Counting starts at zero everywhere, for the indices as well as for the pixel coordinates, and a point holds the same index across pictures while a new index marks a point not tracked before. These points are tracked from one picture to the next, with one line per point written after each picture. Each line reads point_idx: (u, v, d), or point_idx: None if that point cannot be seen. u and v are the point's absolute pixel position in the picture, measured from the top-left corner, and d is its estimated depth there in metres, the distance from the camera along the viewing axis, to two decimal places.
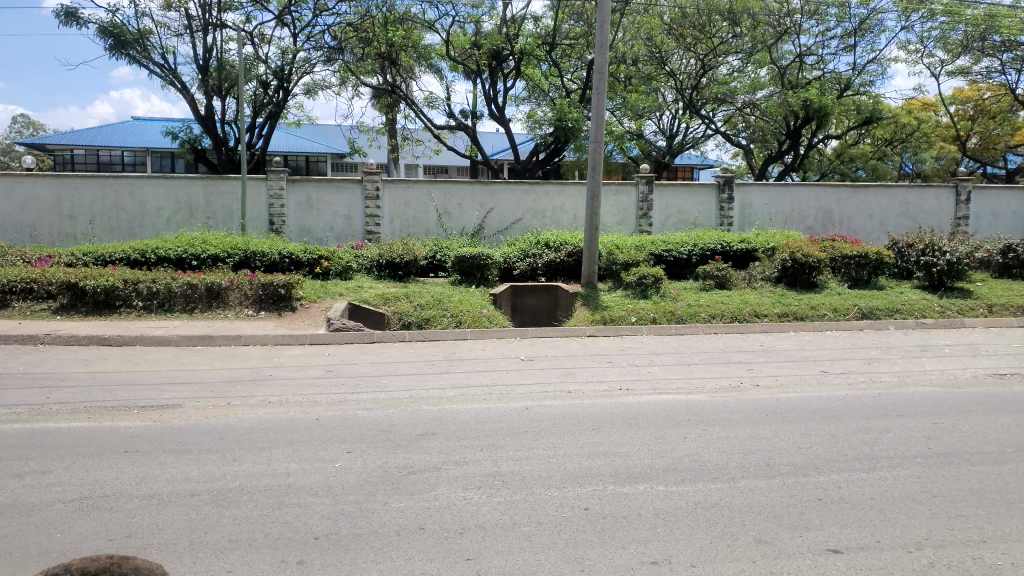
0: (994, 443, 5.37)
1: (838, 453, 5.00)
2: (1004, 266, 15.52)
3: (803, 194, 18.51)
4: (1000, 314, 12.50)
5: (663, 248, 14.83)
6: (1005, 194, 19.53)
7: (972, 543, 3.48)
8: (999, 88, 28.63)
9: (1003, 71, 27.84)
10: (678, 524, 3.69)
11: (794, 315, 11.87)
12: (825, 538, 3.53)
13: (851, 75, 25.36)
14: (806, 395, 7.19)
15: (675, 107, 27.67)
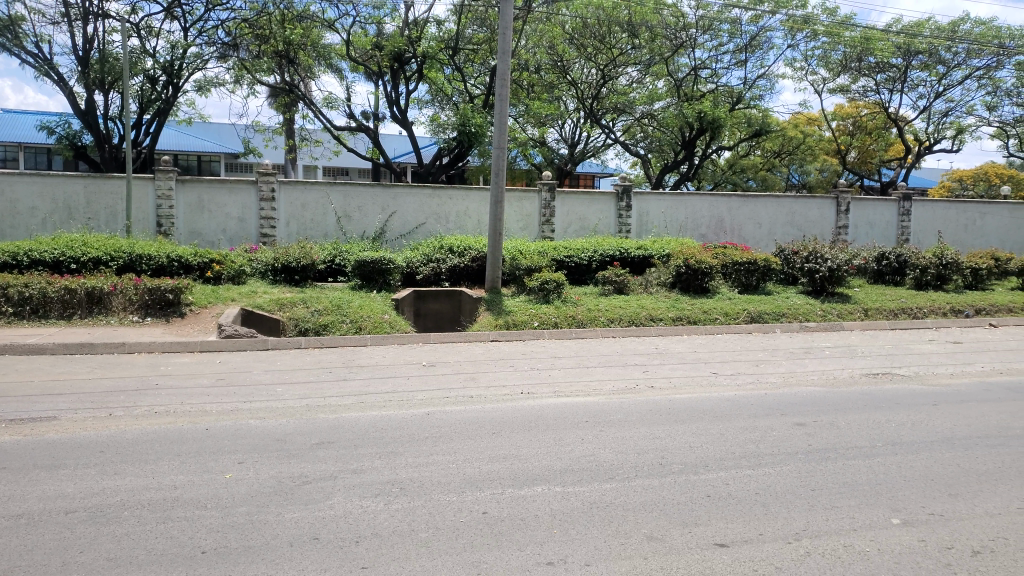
0: (868, 438, 5.76)
1: (727, 450, 5.23)
2: (878, 272, 16.64)
3: (697, 202, 19.27)
4: (874, 317, 13.39)
5: (564, 254, 15.06)
6: (881, 205, 20.90)
7: (844, 532, 3.72)
8: (875, 107, 30.76)
9: (878, 90, 29.92)
10: (573, 525, 3.76)
11: (687, 319, 12.32)
12: (712, 533, 3.68)
13: (742, 90, 26.66)
14: (698, 396, 7.48)
15: (576, 116, 28.11)
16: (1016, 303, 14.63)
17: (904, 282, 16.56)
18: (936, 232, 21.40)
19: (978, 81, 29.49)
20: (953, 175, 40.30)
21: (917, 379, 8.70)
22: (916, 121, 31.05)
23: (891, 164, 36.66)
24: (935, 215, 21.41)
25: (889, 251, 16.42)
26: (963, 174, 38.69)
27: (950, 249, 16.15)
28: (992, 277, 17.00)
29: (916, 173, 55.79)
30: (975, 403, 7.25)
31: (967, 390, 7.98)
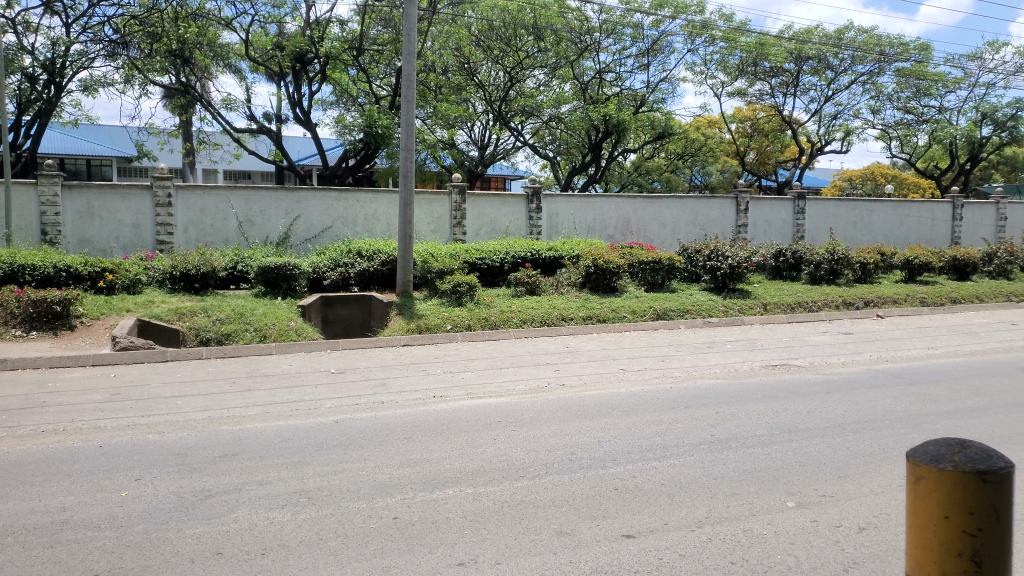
0: (766, 427, 6.02)
1: (634, 444, 5.37)
2: (776, 268, 17.38)
3: (604, 204, 19.67)
4: (772, 311, 14.02)
5: (476, 256, 15.09)
6: (777, 204, 21.87)
7: (743, 517, 3.88)
8: (771, 110, 32.31)
9: (772, 94, 31.38)
10: (484, 525, 3.79)
11: (597, 318, 12.56)
12: (620, 525, 3.78)
13: (645, 93, 27.48)
14: (608, 392, 7.66)
15: (485, 118, 28.11)
16: (900, 295, 15.62)
17: (801, 276, 17.36)
18: (828, 229, 22.53)
19: (863, 86, 31.35)
20: (843, 175, 42.61)
21: (811, 369, 9.17)
22: (808, 123, 32.75)
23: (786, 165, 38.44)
24: (826, 213, 22.54)
25: (786, 248, 17.16)
26: (851, 173, 40.92)
27: (841, 245, 17.05)
28: (878, 271, 18.04)
29: (810, 174, 58.59)
30: (864, 390, 7.72)
31: (855, 378, 8.47)
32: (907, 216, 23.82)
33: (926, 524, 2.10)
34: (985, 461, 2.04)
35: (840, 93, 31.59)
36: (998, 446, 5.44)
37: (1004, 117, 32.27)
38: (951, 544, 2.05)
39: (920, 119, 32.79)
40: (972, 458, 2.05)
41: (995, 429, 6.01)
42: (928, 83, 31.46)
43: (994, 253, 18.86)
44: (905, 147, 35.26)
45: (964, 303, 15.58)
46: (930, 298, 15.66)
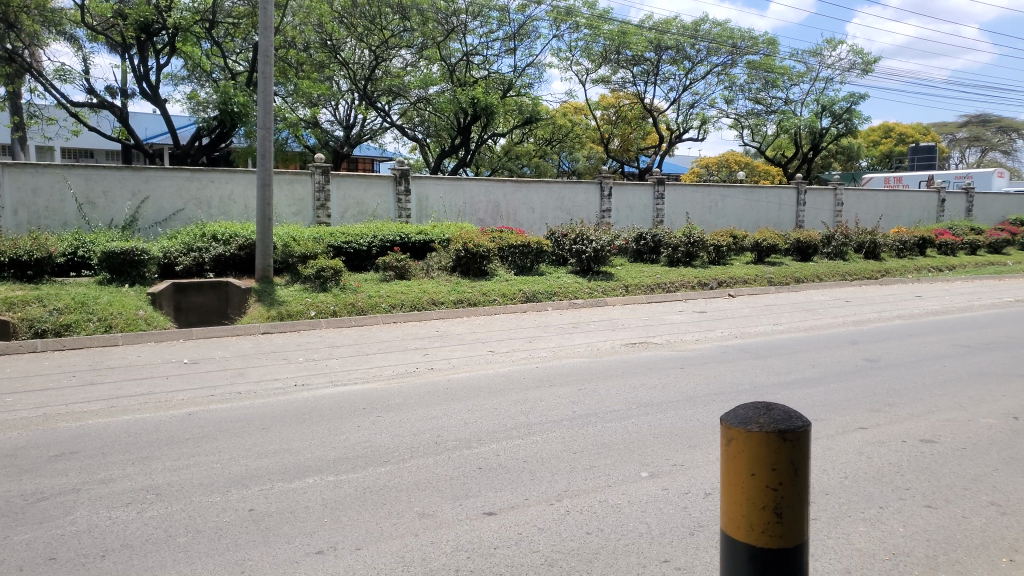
0: (624, 402, 6.31)
1: (499, 423, 5.48)
2: (638, 252, 18.27)
3: (473, 187, 19.71)
4: (634, 293, 14.61)
5: (341, 240, 14.75)
6: (639, 189, 22.69)
7: (600, 489, 4.06)
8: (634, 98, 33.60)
9: (634, 82, 32.54)
10: (346, 511, 3.74)
11: (468, 301, 12.60)
12: (482, 503, 3.85)
13: (512, 77, 27.73)
14: (475, 374, 7.75)
15: (350, 96, 27.36)
16: (750, 275, 16.71)
17: (660, 259, 18.20)
18: (685, 214, 23.64)
19: (718, 77, 33.14)
20: (700, 163, 44.79)
21: (668, 345, 9.66)
22: (668, 111, 34.30)
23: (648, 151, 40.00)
24: (684, 199, 23.64)
25: (646, 233, 18.06)
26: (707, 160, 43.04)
27: (697, 229, 17.97)
28: (731, 253, 19.16)
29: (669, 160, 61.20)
30: (714, 364, 8.23)
31: (707, 353, 9.01)
32: (757, 201, 25.40)
33: (737, 482, 2.10)
34: (786, 420, 2.05)
35: (697, 83, 33.25)
36: (828, 412, 5.97)
37: (840, 110, 35.15)
38: (757, 499, 2.06)
39: (768, 109, 35.22)
40: (775, 419, 2.06)
41: (827, 396, 6.60)
42: (775, 76, 33.65)
43: (832, 236, 20.48)
44: (755, 136, 37.62)
45: (805, 283, 16.88)
46: (776, 278, 16.84)
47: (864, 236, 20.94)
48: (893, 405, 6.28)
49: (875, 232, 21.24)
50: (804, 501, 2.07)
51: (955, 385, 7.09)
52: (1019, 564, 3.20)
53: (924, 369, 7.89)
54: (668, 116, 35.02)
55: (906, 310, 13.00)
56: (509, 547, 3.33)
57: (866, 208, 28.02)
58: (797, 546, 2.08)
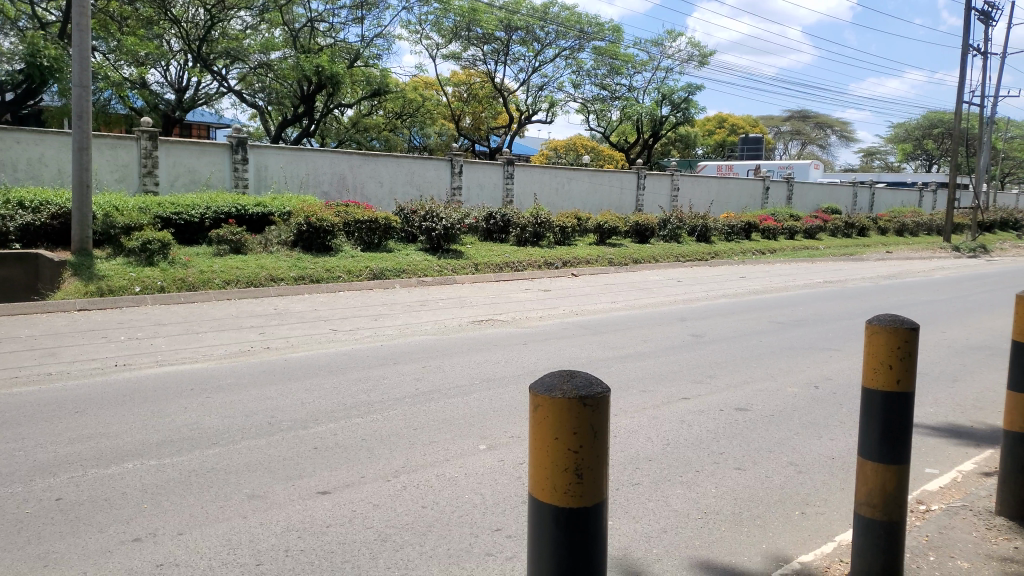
0: (467, 377, 6.42)
1: (338, 402, 5.39)
2: (487, 231, 18.24)
3: (316, 158, 19.05)
4: (483, 271, 14.77)
5: (171, 211, 13.80)
6: (489, 169, 22.84)
7: (438, 463, 4.11)
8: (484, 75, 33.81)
9: (484, 60, 32.72)
10: (167, 496, 3.55)
11: (310, 278, 12.23)
12: (316, 482, 3.78)
13: (360, 47, 27.02)
14: (316, 353, 7.56)
15: (182, 58, 25.49)
16: (593, 256, 17.37)
17: (509, 239, 18.48)
18: (533, 194, 24.07)
19: (566, 60, 34.01)
20: (549, 145, 45.71)
21: (513, 323, 9.88)
22: (517, 91, 34.85)
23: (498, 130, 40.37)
24: (532, 179, 24.07)
25: (495, 212, 18.03)
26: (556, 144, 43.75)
27: (544, 210, 18.41)
28: (576, 234, 19.80)
29: (519, 142, 62.23)
30: (555, 340, 8.52)
31: (549, 330, 9.30)
32: (601, 184, 26.30)
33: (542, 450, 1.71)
34: (586, 385, 1.67)
35: (545, 65, 34.03)
36: (656, 384, 6.38)
37: (678, 99, 37.25)
38: (558, 463, 1.67)
39: (613, 96, 36.68)
40: (578, 383, 1.69)
41: (656, 369, 7.03)
42: (619, 63, 34.97)
43: (668, 220, 21.71)
44: (601, 121, 39.00)
45: (642, 264, 17.77)
46: (616, 259, 17.60)
47: (697, 220, 22.35)
48: (713, 376, 6.79)
49: (707, 217, 22.69)
50: (609, 463, 1.72)
51: (768, 357, 7.78)
52: (808, 515, 3.58)
53: (742, 343, 8.60)
54: (518, 96, 35.58)
55: (731, 290, 14.03)
56: (342, 525, 3.30)
57: (699, 193, 29.80)
58: (600, 504, 1.73)
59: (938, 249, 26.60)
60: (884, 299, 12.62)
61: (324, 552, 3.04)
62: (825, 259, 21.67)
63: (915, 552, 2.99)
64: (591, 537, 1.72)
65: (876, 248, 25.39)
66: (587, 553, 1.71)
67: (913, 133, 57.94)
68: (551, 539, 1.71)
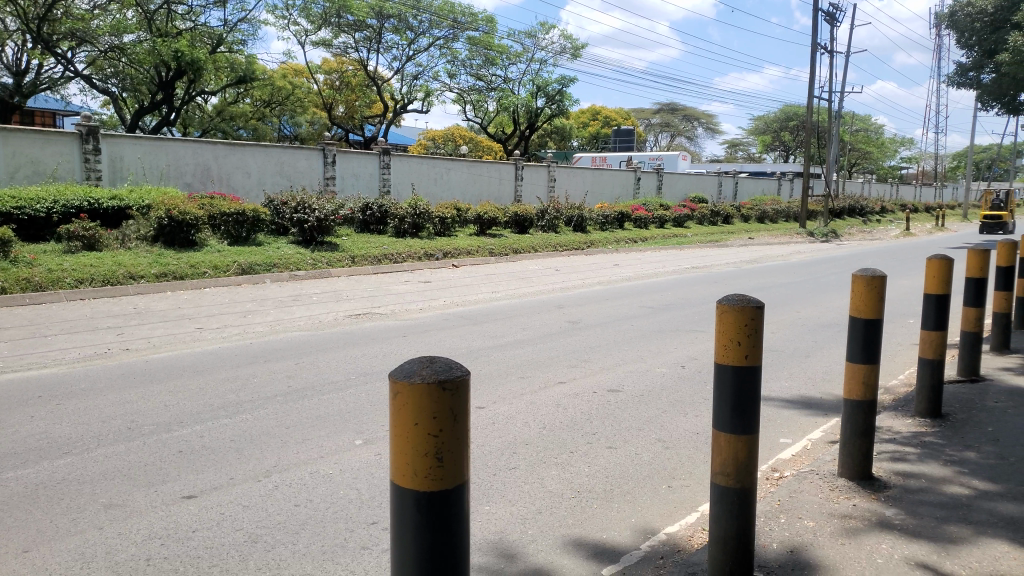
0: (343, 372, 6.28)
1: (204, 404, 5.14)
2: (365, 222, 17.90)
3: (177, 148, 18.06)
4: (360, 264, 14.49)
5: (12, 206, 12.69)
6: (364, 158, 22.37)
7: (312, 461, 4.01)
8: (357, 63, 33.09)
9: (356, 48, 32.06)
10: (10, 512, 3.29)
11: (173, 274, 11.59)
12: (180, 487, 3.61)
13: (223, 32, 25.82)
14: (179, 353, 7.18)
15: (21, 38, 23.41)
16: (473, 246, 17.41)
17: (386, 230, 18.24)
18: (410, 184, 23.79)
19: (440, 50, 33.86)
20: (427, 135, 45.35)
21: (391, 315, 9.77)
22: (391, 80, 34.40)
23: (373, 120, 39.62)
24: (409, 169, 23.79)
25: (372, 202, 17.75)
26: (434, 134, 43.32)
27: (422, 200, 18.27)
28: (455, 225, 19.76)
29: (395, 130, 61.32)
30: (434, 331, 8.50)
31: (427, 321, 9.26)
32: (479, 174, 26.32)
33: (402, 433, 1.65)
34: (446, 369, 1.64)
35: (419, 54, 33.80)
36: (533, 370, 6.50)
37: (552, 91, 38.00)
38: (419, 448, 1.63)
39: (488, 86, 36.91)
40: (437, 368, 1.65)
41: (532, 356, 7.16)
42: (494, 54, 35.23)
43: (545, 210, 22.06)
44: (477, 112, 39.14)
45: (522, 254, 17.97)
46: (496, 249, 17.69)
47: (573, 211, 22.84)
48: (587, 361, 6.99)
49: (582, 207, 23.25)
50: (470, 444, 1.68)
51: (639, 341, 8.09)
52: (674, 488, 3.77)
53: (615, 328, 8.89)
54: (392, 85, 35.09)
55: (606, 277, 14.45)
56: (209, 529, 3.17)
57: (575, 184, 30.44)
58: (462, 486, 1.69)
59: (796, 235, 28.48)
60: (745, 282, 13.39)
61: (189, 558, 2.91)
62: (693, 246, 22.73)
63: (767, 515, 3.22)
64: (453, 521, 1.67)
65: (739, 235, 26.88)
66: (449, 539, 1.67)
67: (771, 125, 61.63)
68: (414, 525, 1.65)
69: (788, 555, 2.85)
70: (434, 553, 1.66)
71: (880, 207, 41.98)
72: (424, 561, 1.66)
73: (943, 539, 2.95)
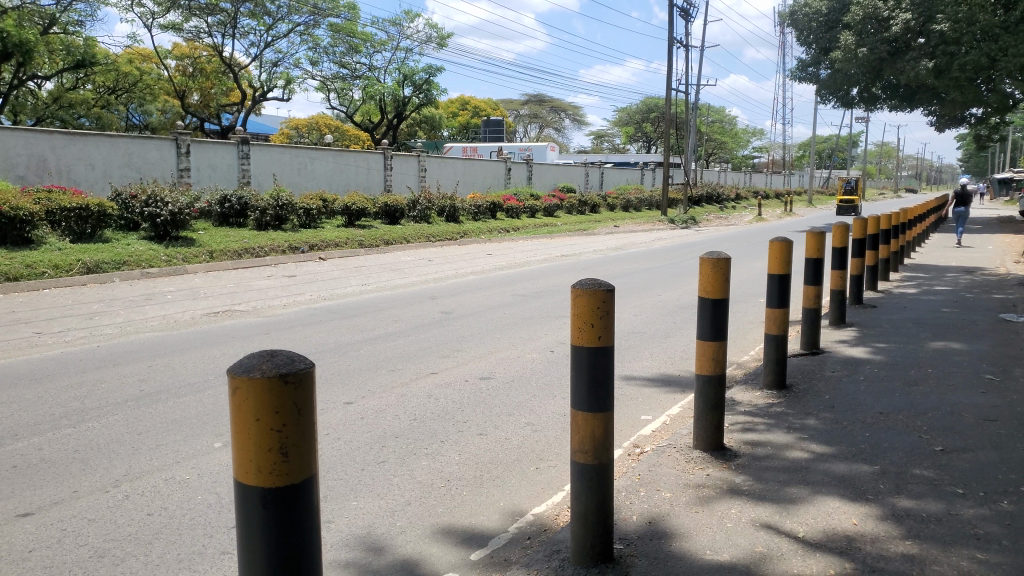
0: (202, 373, 5.97)
1: (44, 414, 4.75)
2: (222, 216, 17.17)
3: (6, 137, 16.54)
4: (219, 259, 13.81)
5: None
6: (221, 148, 21.26)
7: (166, 467, 3.79)
8: (211, 48, 31.50)
9: (209, 33, 30.45)
10: None
11: (6, 276, 10.61)
12: (16, 505, 3.33)
13: (57, 12, 23.85)
14: (13, 360, 6.58)
15: None
16: (341, 239, 16.97)
17: (247, 223, 17.48)
18: (272, 175, 22.87)
19: (301, 36, 32.78)
20: (290, 124, 43.78)
21: (253, 312, 9.40)
22: (249, 67, 32.95)
23: (230, 109, 37.77)
24: (270, 159, 22.88)
25: (231, 195, 16.99)
26: (297, 124, 42.02)
27: (285, 191, 17.61)
28: (322, 217, 19.24)
29: (255, 120, 58.76)
30: (301, 327, 8.25)
31: (294, 317, 8.96)
32: (346, 164, 25.64)
33: (243, 430, 1.60)
34: (287, 362, 1.61)
35: (278, 40, 32.54)
36: (405, 362, 6.44)
37: (420, 81, 37.82)
38: (262, 447, 1.58)
39: (353, 74, 36.16)
40: (278, 361, 1.61)
41: (405, 348, 7.10)
42: (357, 41, 34.54)
43: (417, 201, 21.83)
44: (342, 100, 38.20)
45: (393, 246, 17.72)
46: (366, 241, 17.36)
47: (445, 201, 22.72)
48: (460, 350, 7.02)
49: (454, 197, 23.19)
50: (316, 438, 1.65)
51: (508, 329, 8.20)
52: (543, 469, 3.86)
53: (486, 317, 8.96)
54: (249, 72, 33.65)
55: (480, 267, 14.52)
56: (48, 547, 2.94)
57: (446, 174, 30.31)
58: (311, 480, 1.65)
59: (658, 222, 29.75)
60: (612, 269, 13.85)
61: None
62: (563, 235, 23.23)
63: (628, 490, 3.36)
64: (302, 514, 1.63)
65: (606, 223, 27.72)
66: (299, 538, 1.63)
67: (634, 117, 63.98)
68: (261, 522, 1.60)
69: (646, 526, 2.99)
70: (284, 553, 1.62)
71: (735, 195, 44.48)
72: (272, 560, 1.61)
73: (785, 501, 3.19)
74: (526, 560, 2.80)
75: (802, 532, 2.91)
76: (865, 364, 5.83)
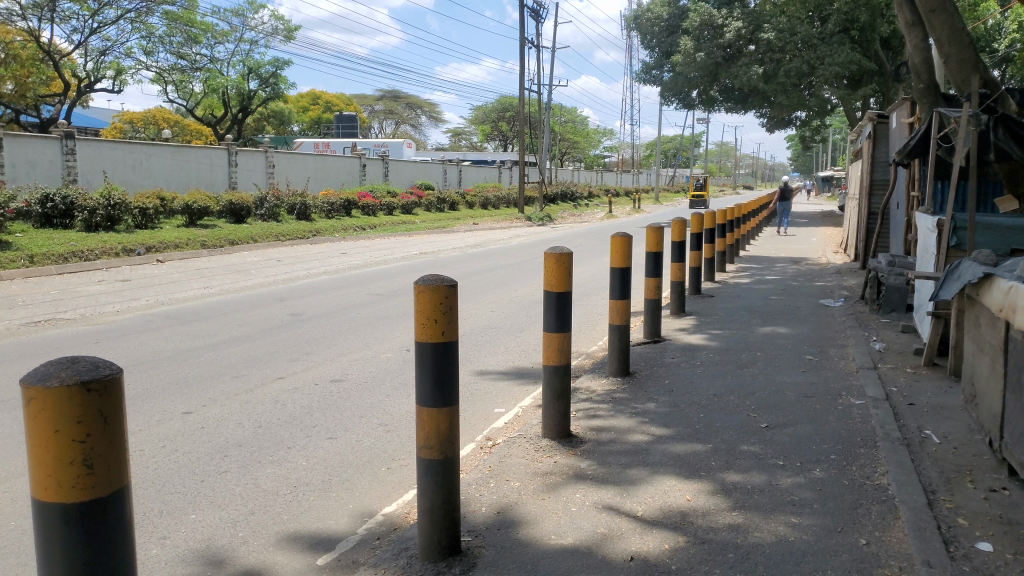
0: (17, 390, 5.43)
1: None
2: (45, 216, 15.62)
3: None
4: (41, 263, 12.62)
5: None
6: (40, 142, 19.43)
7: None
8: (27, 34, 28.73)
9: (24, 16, 27.71)
10: None
11: None
12: None
13: None
14: None
15: None
16: (181, 239, 15.97)
17: (74, 224, 16.07)
18: (102, 172, 21.16)
19: (132, 23, 30.58)
20: (120, 118, 40.35)
21: (81, 320, 8.67)
22: (72, 55, 30.25)
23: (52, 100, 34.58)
24: (99, 155, 21.16)
25: (54, 194, 15.56)
26: (130, 117, 39.23)
27: (117, 189, 16.35)
28: (159, 216, 18.05)
29: (81, 112, 54.18)
30: (136, 335, 7.71)
31: (127, 325, 8.33)
32: (186, 160, 24.10)
33: (44, 442, 1.48)
34: (91, 369, 1.51)
35: (105, 27, 30.15)
36: (250, 368, 6.17)
37: (266, 74, 36.40)
38: (62, 461, 1.47)
39: (193, 66, 33.99)
40: (80, 368, 1.50)
41: (251, 353, 6.80)
42: (197, 31, 32.65)
43: (265, 199, 20.94)
44: (180, 93, 35.93)
45: (239, 246, 16.91)
46: (209, 241, 16.45)
47: (295, 198, 21.92)
48: (309, 353, 6.82)
49: (305, 195, 22.39)
50: (126, 449, 1.56)
51: (360, 329, 8.05)
52: (394, 469, 3.83)
53: (339, 318, 8.75)
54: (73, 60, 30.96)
55: (334, 267, 14.18)
56: None
57: (296, 170, 29.15)
58: (122, 492, 1.56)
59: (515, 219, 30.25)
60: (466, 266, 13.93)
61: None
62: (420, 233, 23.09)
63: (478, 483, 3.39)
64: (111, 529, 1.53)
65: (464, 221, 27.85)
66: (110, 555, 1.52)
67: (490, 115, 64.74)
68: (63, 541, 1.49)
69: (494, 517, 3.04)
70: (93, 574, 1.50)
71: (588, 193, 46.00)
72: None
73: (624, 483, 3.35)
74: (374, 560, 2.78)
75: (640, 511, 3.06)
76: (701, 350, 6.22)
